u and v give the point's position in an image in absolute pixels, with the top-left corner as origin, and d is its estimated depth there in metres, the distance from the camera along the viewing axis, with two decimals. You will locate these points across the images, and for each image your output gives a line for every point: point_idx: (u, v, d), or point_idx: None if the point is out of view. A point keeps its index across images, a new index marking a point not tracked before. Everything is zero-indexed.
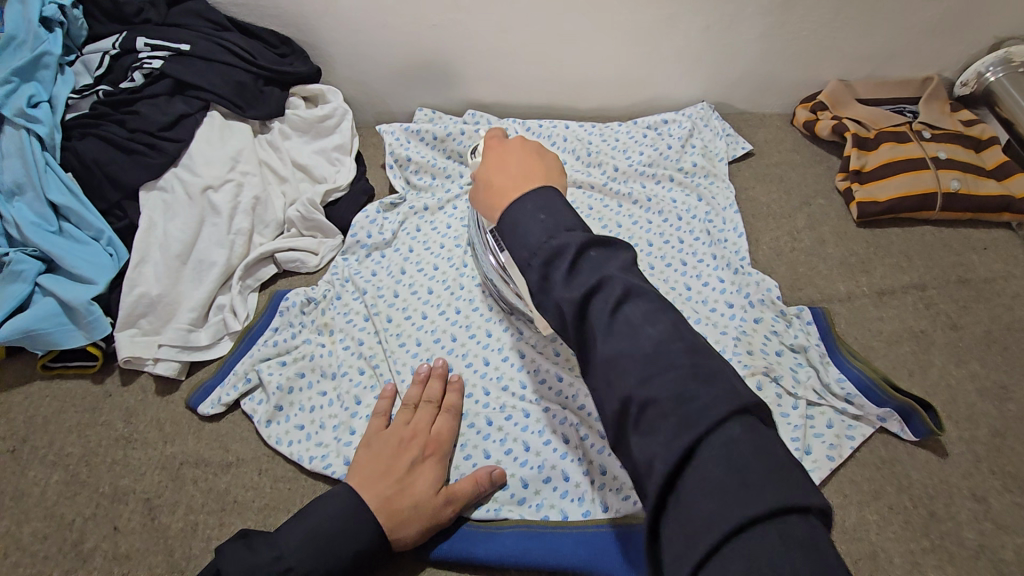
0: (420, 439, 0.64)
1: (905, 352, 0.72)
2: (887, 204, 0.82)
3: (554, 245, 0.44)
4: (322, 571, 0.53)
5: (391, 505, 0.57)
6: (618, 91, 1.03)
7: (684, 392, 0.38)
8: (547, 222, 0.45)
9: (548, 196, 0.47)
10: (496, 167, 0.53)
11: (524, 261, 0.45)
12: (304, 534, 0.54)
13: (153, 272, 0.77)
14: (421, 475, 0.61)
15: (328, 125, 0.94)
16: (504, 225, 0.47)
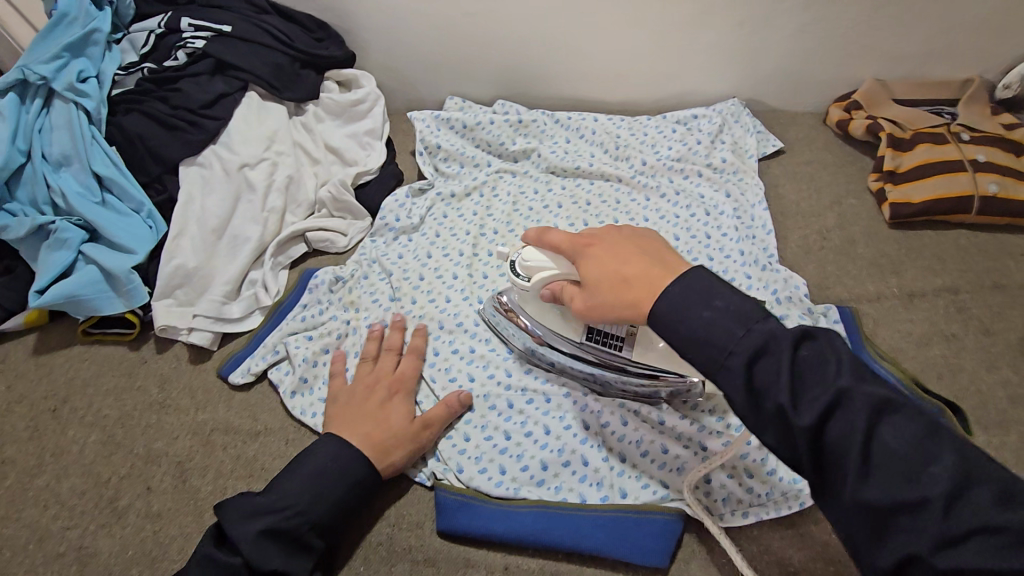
0: (385, 381, 0.69)
1: (934, 354, 0.71)
2: (921, 205, 0.81)
3: (749, 345, 0.41)
4: (330, 511, 0.57)
5: (371, 436, 0.62)
6: (649, 86, 1.03)
7: (910, 489, 0.35)
8: (717, 313, 0.43)
9: (700, 281, 0.45)
10: (613, 261, 0.51)
11: (705, 361, 0.42)
12: (303, 479, 0.58)
13: (190, 245, 0.79)
14: (395, 409, 0.66)
15: (360, 110, 0.96)
16: (660, 326, 0.45)
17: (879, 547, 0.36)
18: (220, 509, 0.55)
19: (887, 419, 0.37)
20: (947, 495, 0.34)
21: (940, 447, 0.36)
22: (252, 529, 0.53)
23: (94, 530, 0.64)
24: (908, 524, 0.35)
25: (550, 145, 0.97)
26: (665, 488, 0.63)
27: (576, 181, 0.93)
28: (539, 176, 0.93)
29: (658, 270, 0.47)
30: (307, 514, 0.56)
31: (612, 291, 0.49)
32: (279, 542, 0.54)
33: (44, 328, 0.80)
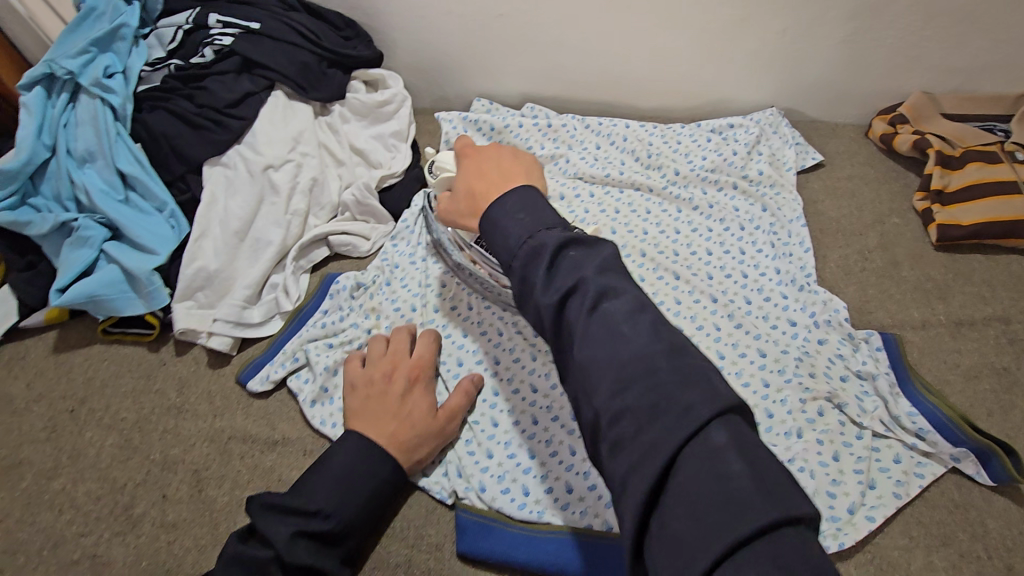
0: (400, 372, 0.67)
1: (984, 388, 0.67)
2: (971, 228, 0.77)
3: (531, 245, 0.44)
4: (356, 512, 0.56)
5: (392, 433, 0.61)
6: (683, 92, 0.99)
7: (649, 401, 0.36)
8: (524, 219, 0.46)
9: (532, 196, 0.48)
10: (472, 175, 0.57)
11: (508, 258, 0.45)
12: (331, 478, 0.56)
13: (212, 247, 0.78)
14: (413, 401, 0.64)
15: (386, 111, 0.94)
16: (485, 225, 0.48)
17: (631, 473, 0.35)
18: (253, 505, 0.54)
19: (665, 351, 0.38)
20: (720, 452, 0.33)
21: (697, 393, 0.35)
22: (284, 530, 0.52)
23: (108, 537, 0.63)
24: (655, 444, 0.35)
25: (579, 151, 0.94)
26: None
27: (606, 189, 0.89)
28: (568, 183, 0.90)
29: (505, 183, 0.55)
30: (333, 516, 0.54)
31: (467, 206, 0.56)
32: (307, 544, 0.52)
33: (64, 326, 0.80)
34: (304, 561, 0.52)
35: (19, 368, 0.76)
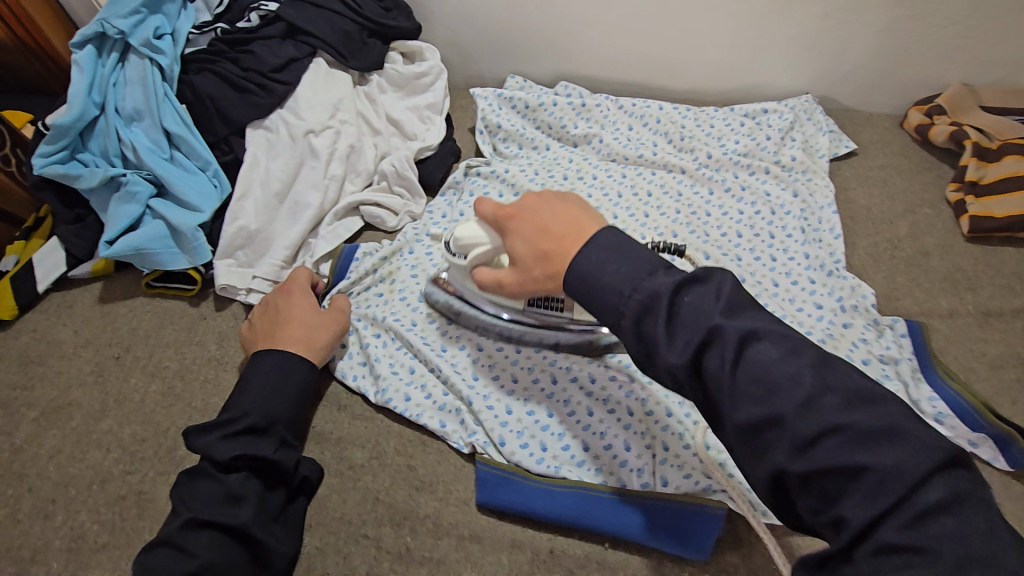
0: (284, 292, 0.72)
1: (1009, 378, 0.67)
2: (1005, 220, 0.77)
3: (642, 300, 0.40)
4: (276, 404, 0.61)
5: (290, 335, 0.67)
6: (717, 76, 0.99)
7: (858, 457, 0.32)
8: (622, 270, 0.42)
9: (617, 237, 0.44)
10: (533, 237, 0.50)
11: (614, 317, 0.42)
12: (253, 390, 0.61)
13: (253, 208, 0.80)
14: (294, 306, 0.70)
15: (424, 84, 0.95)
16: (575, 284, 0.44)
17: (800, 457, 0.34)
18: (186, 436, 0.59)
19: (839, 394, 0.35)
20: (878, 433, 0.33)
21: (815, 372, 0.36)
22: (217, 439, 0.57)
23: (153, 476, 0.66)
24: (867, 495, 0.32)
25: (613, 131, 0.94)
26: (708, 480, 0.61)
27: (638, 169, 0.90)
28: (599, 163, 0.91)
29: (570, 231, 0.48)
30: (254, 411, 0.60)
31: (541, 268, 0.49)
32: (239, 441, 0.57)
33: (109, 278, 0.83)
34: (234, 454, 0.56)
35: (67, 315, 0.79)
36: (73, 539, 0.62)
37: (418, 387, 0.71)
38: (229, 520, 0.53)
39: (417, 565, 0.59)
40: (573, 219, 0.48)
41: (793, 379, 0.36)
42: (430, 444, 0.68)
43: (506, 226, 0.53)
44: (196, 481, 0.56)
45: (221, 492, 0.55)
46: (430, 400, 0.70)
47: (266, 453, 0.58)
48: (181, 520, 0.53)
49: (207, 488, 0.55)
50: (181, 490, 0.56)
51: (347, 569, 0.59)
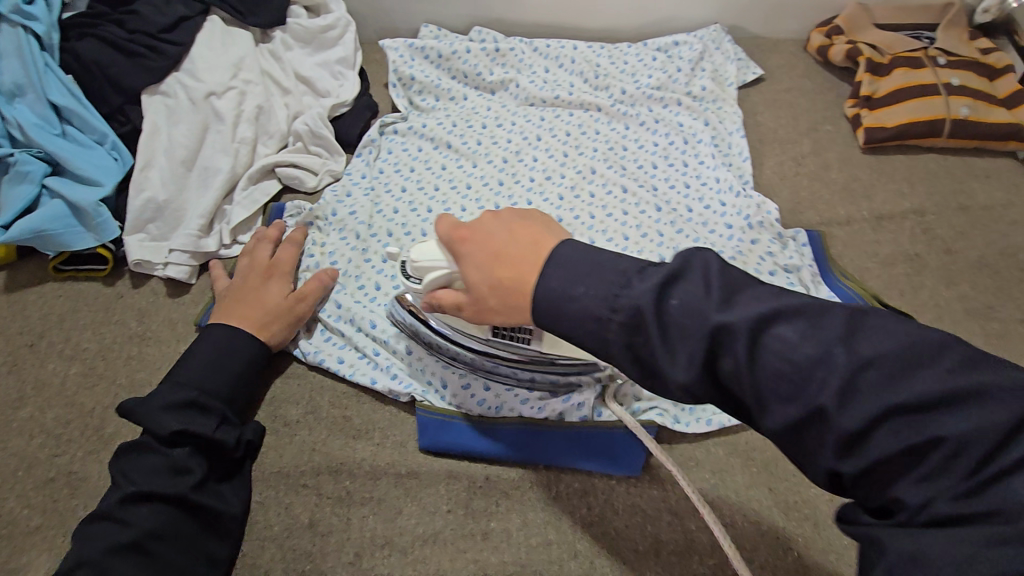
0: (258, 267, 0.72)
1: (897, 273, 0.73)
2: (894, 130, 0.82)
3: (638, 329, 0.38)
4: (220, 380, 0.62)
5: (246, 314, 0.67)
6: (629, 9, 0.99)
7: (905, 390, 0.31)
8: (589, 293, 0.40)
9: (579, 253, 0.42)
10: (487, 263, 0.47)
11: (599, 344, 0.40)
12: (198, 359, 0.62)
13: (159, 177, 0.77)
14: (269, 288, 0.70)
15: (331, 37, 0.92)
16: (546, 318, 0.42)
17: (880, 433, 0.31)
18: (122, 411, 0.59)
19: (881, 365, 0.32)
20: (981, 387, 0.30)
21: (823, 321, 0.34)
22: (165, 410, 0.58)
23: (82, 456, 0.65)
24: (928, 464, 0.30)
25: (529, 75, 0.94)
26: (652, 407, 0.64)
27: (555, 111, 0.91)
28: (517, 108, 0.92)
29: (526, 253, 0.45)
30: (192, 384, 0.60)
31: (499, 297, 0.46)
32: (178, 412, 0.58)
33: (12, 266, 0.79)
34: (173, 424, 0.57)
35: None
36: (3, 526, 0.61)
37: (352, 349, 0.71)
38: (172, 489, 0.54)
39: (358, 505, 0.61)
40: (532, 241, 0.45)
41: (818, 361, 0.33)
42: (366, 393, 0.69)
43: (461, 250, 0.50)
44: (137, 453, 0.56)
45: (161, 462, 0.56)
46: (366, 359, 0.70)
47: (205, 427, 0.58)
48: (123, 490, 0.54)
49: (147, 459, 0.56)
50: (118, 466, 0.56)
51: (289, 518, 0.61)
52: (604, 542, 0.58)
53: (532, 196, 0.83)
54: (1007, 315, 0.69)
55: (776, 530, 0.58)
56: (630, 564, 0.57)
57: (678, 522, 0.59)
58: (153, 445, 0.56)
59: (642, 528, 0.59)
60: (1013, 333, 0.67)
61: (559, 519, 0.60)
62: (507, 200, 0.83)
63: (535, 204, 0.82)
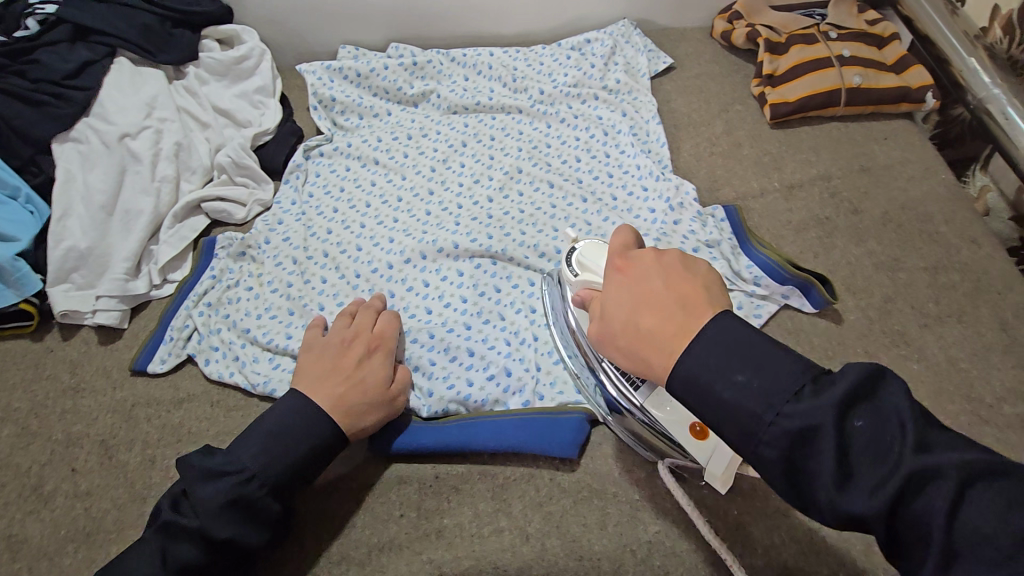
0: (364, 338, 0.65)
1: (810, 237, 0.77)
2: (797, 103, 0.87)
3: (787, 431, 0.35)
4: (285, 472, 0.54)
5: (326, 392, 0.59)
6: (541, 13, 1.02)
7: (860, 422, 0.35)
8: (752, 381, 0.36)
9: (735, 333, 0.38)
10: (632, 301, 0.44)
11: (742, 438, 0.36)
12: (262, 436, 0.55)
13: (78, 225, 0.75)
14: (371, 369, 0.62)
15: (246, 67, 0.92)
16: (681, 387, 0.39)
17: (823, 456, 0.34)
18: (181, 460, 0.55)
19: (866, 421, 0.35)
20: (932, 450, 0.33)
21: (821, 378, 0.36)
22: (210, 500, 0.51)
23: (21, 518, 0.63)
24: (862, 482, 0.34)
25: (449, 85, 0.96)
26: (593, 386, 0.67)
27: (478, 117, 0.93)
28: (441, 118, 0.93)
29: (685, 312, 0.41)
30: (258, 478, 0.53)
31: (629, 343, 0.42)
32: (234, 514, 0.52)
33: None
34: (228, 530, 0.51)
35: None
36: None
37: None
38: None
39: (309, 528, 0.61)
40: (690, 300, 0.41)
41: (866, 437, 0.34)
42: None
43: (614, 278, 0.47)
44: (172, 542, 0.51)
45: (198, 562, 0.51)
46: None
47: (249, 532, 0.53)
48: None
49: (183, 551, 0.51)
50: (158, 546, 0.51)
51: None
52: (555, 525, 0.60)
53: (462, 200, 0.84)
54: (912, 264, 0.73)
55: (715, 491, 0.61)
56: (581, 542, 0.59)
57: (623, 493, 0.62)
58: (199, 542, 0.51)
59: (590, 503, 0.61)
60: (918, 281, 0.72)
61: (510, 504, 0.61)
62: (437, 207, 0.84)
63: (465, 207, 0.84)
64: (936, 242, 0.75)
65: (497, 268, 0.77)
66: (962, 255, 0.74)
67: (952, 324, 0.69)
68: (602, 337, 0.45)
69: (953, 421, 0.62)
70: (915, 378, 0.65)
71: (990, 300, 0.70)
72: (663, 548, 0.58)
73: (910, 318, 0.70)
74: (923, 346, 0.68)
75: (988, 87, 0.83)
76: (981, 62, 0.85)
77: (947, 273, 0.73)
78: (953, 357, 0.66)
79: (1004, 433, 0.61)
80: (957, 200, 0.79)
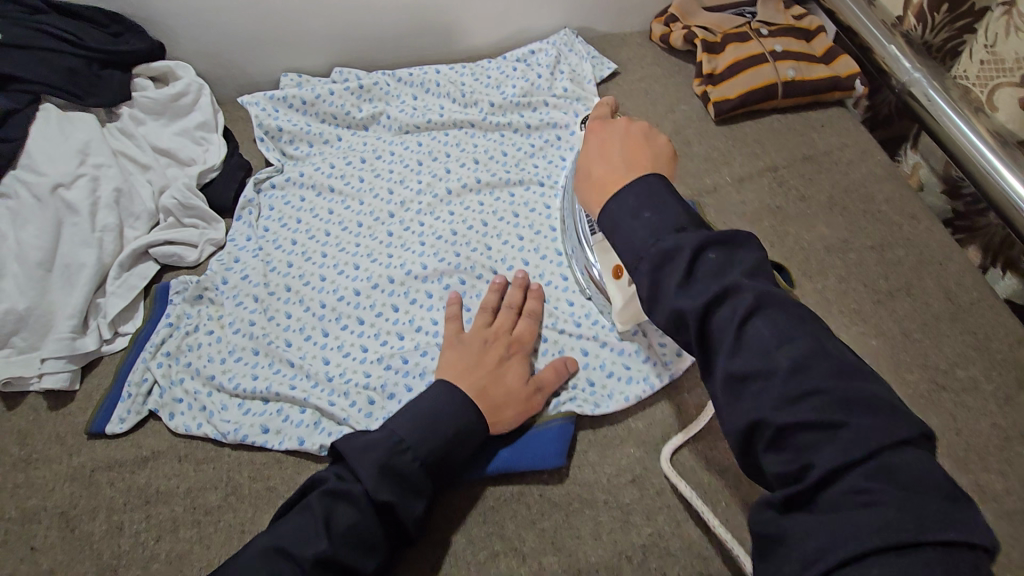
0: (503, 338, 0.67)
1: (764, 227, 0.80)
2: (738, 99, 0.90)
3: (661, 249, 0.43)
4: (437, 453, 0.56)
5: (475, 382, 0.61)
6: (483, 27, 1.02)
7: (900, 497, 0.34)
8: (652, 219, 0.45)
9: (652, 186, 0.47)
10: (596, 147, 0.55)
11: (632, 259, 0.45)
12: (405, 416, 0.57)
13: (15, 285, 0.70)
14: (512, 368, 0.64)
15: (184, 104, 0.89)
16: (601, 219, 0.48)
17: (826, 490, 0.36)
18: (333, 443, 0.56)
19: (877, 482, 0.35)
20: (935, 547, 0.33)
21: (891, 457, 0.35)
22: (369, 462, 0.53)
23: None
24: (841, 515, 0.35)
25: (398, 105, 0.95)
26: (572, 395, 0.67)
27: (431, 134, 0.92)
28: (394, 138, 0.92)
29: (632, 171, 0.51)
30: (416, 451, 0.55)
31: (584, 188, 0.54)
32: (394, 482, 0.53)
33: None
34: (390, 496, 0.52)
35: None
36: None
37: (275, 415, 0.68)
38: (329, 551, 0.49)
39: None
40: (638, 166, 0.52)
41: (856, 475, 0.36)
42: (287, 458, 0.66)
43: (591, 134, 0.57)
44: (335, 506, 0.52)
45: (358, 525, 0.51)
46: (290, 421, 0.67)
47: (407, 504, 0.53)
48: (324, 543, 0.49)
49: (344, 515, 0.51)
50: (323, 509, 0.51)
51: None
52: (549, 541, 0.60)
53: (423, 218, 0.83)
54: (860, 245, 0.77)
55: (702, 484, 0.62)
56: (577, 554, 0.59)
57: (612, 499, 0.62)
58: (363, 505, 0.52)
59: (582, 514, 0.61)
60: (867, 260, 0.76)
61: (502, 525, 0.61)
62: (399, 228, 0.83)
63: (427, 225, 0.83)
64: (880, 221, 0.79)
65: (467, 287, 0.76)
66: (905, 231, 0.78)
67: (902, 297, 0.72)
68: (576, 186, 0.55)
69: (912, 390, 0.66)
70: (874, 353, 0.68)
71: (934, 271, 0.74)
72: (657, 548, 0.59)
73: (864, 296, 0.73)
74: (879, 322, 0.71)
75: (908, 71, 0.86)
76: (901, 48, 0.88)
77: (893, 249, 0.76)
78: (907, 329, 0.70)
79: (960, 396, 0.65)
80: (894, 179, 0.83)
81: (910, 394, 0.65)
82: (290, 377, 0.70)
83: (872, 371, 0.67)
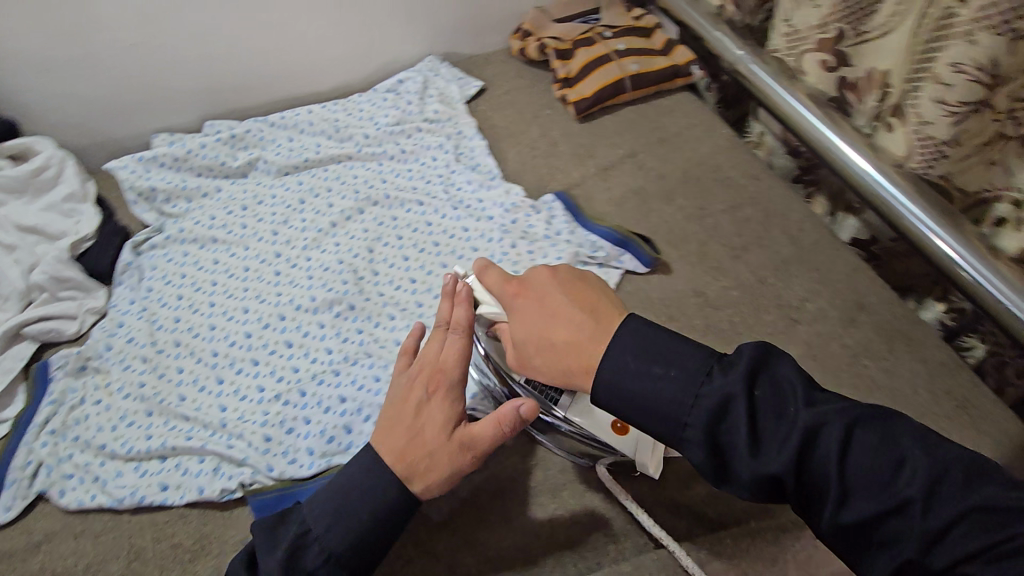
0: (425, 371, 0.57)
1: (630, 208, 0.86)
2: (592, 97, 0.97)
3: (710, 407, 0.42)
4: (350, 542, 0.50)
5: (394, 443, 0.53)
6: (351, 64, 1.06)
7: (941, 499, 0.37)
8: (666, 375, 0.44)
9: (639, 331, 0.47)
10: (542, 318, 0.53)
11: (670, 428, 0.44)
12: (326, 501, 0.52)
13: None
14: (435, 413, 0.54)
15: (48, 178, 0.87)
16: (605, 394, 0.46)
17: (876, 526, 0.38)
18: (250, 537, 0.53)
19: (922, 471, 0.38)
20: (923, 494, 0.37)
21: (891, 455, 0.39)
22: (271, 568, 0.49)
23: None
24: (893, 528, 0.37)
25: (273, 149, 0.97)
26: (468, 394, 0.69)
27: (310, 172, 0.94)
28: (273, 180, 0.94)
29: (594, 316, 0.51)
30: (322, 544, 0.50)
31: (542, 356, 0.52)
32: None
33: None
34: None
35: None
36: None
37: (173, 471, 0.67)
38: None
39: None
40: (591, 310, 0.52)
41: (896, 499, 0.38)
42: (190, 511, 0.65)
43: (516, 300, 0.57)
44: None
45: None
46: (190, 473, 0.66)
47: None
48: None
49: None
50: None
51: None
52: (461, 538, 0.61)
53: (308, 252, 0.85)
54: (714, 209, 0.85)
55: None
56: (489, 543, 0.61)
57: (518, 485, 0.64)
58: None
59: (491, 505, 0.63)
60: (722, 222, 0.83)
61: (414, 534, 0.61)
62: (286, 266, 0.84)
63: (313, 258, 0.84)
64: (729, 186, 0.87)
65: (357, 312, 0.78)
66: (751, 191, 0.86)
67: (755, 250, 0.80)
68: (524, 343, 0.54)
69: (773, 330, 0.72)
70: (737, 303, 0.75)
71: (780, 222, 0.82)
72: (566, 521, 0.62)
73: (723, 254, 0.80)
74: (738, 274, 0.78)
75: (732, 52, 0.96)
76: (723, 33, 0.98)
77: (742, 208, 0.84)
78: (762, 276, 0.77)
79: (814, 326, 0.72)
80: (737, 147, 0.92)
81: (771, 333, 0.72)
82: (186, 431, 0.69)
83: (738, 319, 0.73)
